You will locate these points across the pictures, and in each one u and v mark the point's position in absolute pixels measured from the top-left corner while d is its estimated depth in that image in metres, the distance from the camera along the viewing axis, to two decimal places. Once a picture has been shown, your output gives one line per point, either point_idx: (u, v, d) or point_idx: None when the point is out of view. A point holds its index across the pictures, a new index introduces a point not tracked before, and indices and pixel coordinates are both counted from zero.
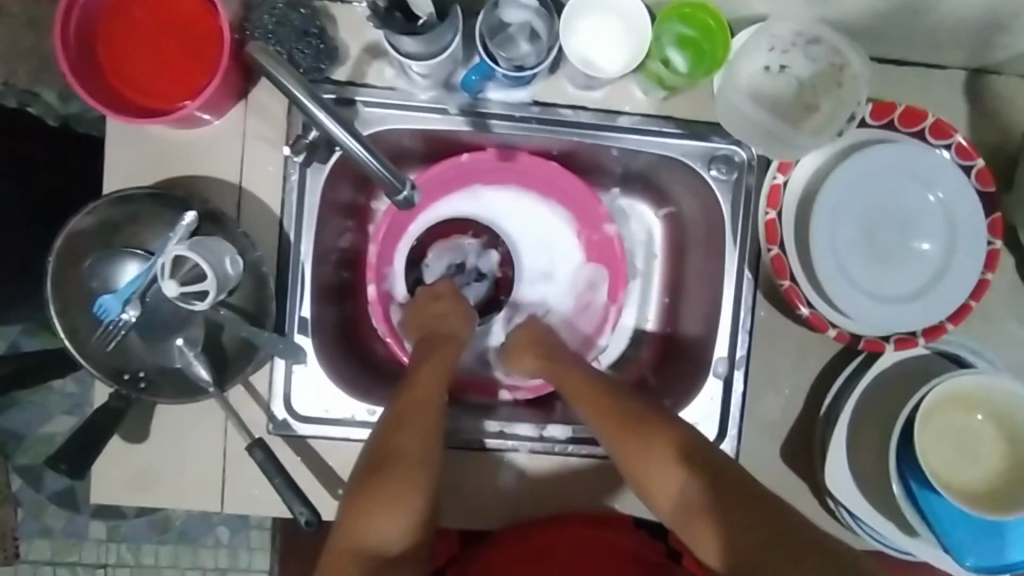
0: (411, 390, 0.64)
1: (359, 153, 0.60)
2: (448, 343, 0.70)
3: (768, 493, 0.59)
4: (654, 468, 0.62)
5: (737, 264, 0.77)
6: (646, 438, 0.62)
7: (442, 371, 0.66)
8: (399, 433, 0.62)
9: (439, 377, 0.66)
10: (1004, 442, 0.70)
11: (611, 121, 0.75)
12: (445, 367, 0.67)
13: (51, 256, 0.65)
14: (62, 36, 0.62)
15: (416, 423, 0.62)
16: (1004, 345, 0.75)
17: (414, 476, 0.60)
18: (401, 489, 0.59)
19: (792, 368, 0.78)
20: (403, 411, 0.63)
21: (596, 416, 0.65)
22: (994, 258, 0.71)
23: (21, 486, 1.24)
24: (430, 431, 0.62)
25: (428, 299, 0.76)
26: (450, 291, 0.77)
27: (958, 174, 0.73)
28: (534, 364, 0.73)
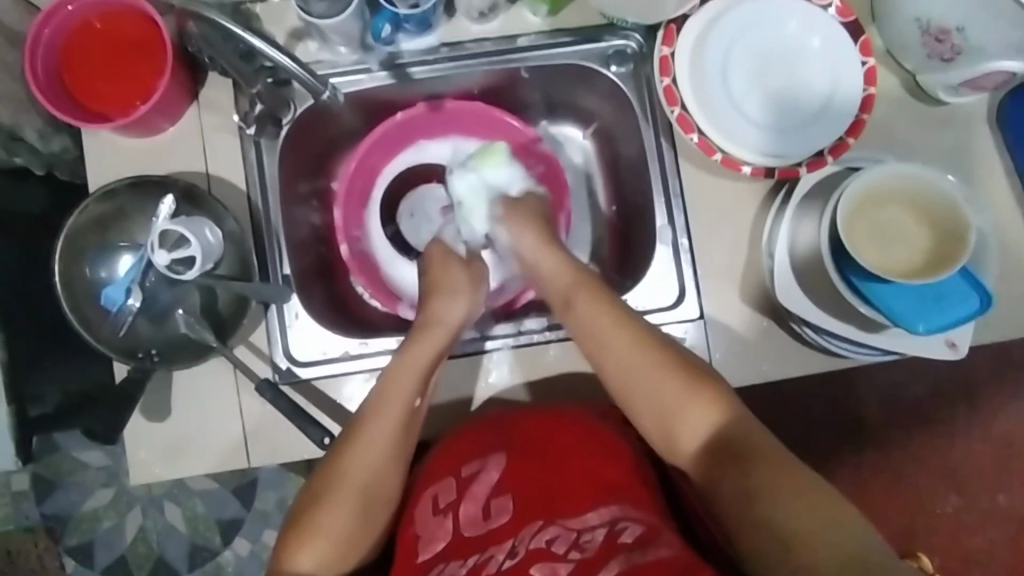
0: (392, 379, 0.72)
1: (291, 66, 0.73)
2: (438, 322, 0.76)
3: (724, 388, 0.68)
4: (629, 353, 0.71)
5: (655, 138, 0.86)
6: (625, 327, 0.72)
7: (430, 356, 0.74)
8: (381, 421, 0.70)
9: (420, 371, 0.73)
10: (924, 221, 0.76)
11: (512, 44, 0.86)
12: (432, 355, 0.74)
13: (56, 258, 0.75)
14: (31, 70, 0.74)
15: (394, 415, 0.70)
16: (904, 149, 0.84)
17: (384, 461, 0.70)
18: (363, 472, 0.69)
19: (730, 223, 0.85)
20: (385, 400, 0.71)
21: (630, 350, 0.71)
22: (871, 73, 0.81)
23: (76, 565, 1.31)
24: (388, 447, 0.70)
25: (432, 265, 0.82)
26: (443, 258, 0.83)
27: (820, 13, 0.82)
28: (530, 234, 0.80)
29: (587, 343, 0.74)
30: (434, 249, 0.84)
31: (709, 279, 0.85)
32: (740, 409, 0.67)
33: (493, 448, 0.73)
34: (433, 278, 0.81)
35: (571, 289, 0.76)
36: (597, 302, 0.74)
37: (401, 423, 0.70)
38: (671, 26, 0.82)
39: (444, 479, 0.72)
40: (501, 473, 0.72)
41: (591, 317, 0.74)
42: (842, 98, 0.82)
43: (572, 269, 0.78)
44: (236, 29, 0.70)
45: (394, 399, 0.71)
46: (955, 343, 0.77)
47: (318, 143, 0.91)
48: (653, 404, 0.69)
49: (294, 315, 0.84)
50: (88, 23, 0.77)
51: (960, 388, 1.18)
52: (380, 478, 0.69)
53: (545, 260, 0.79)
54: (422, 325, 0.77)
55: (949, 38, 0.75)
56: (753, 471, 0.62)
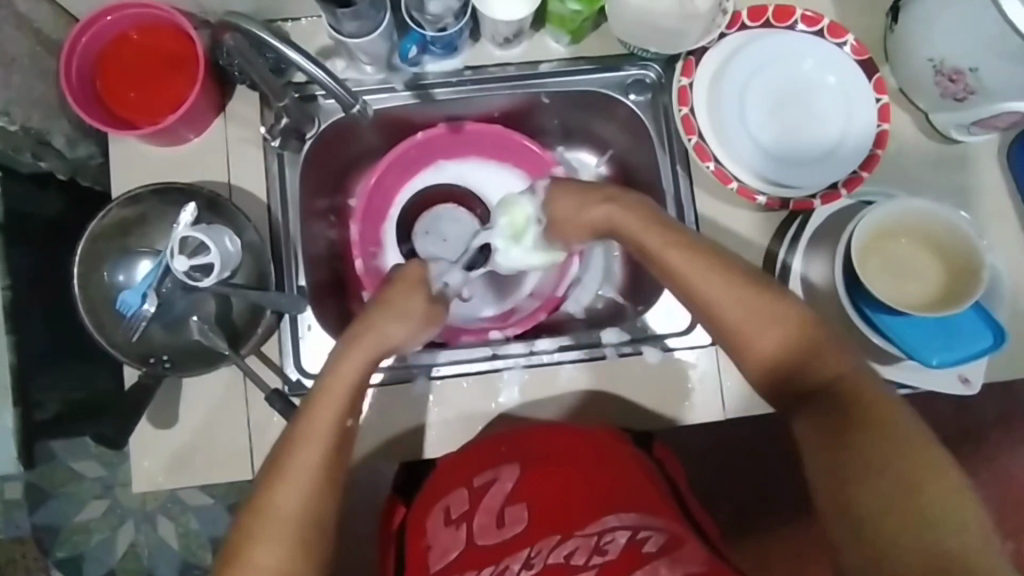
0: (324, 394, 0.67)
1: (325, 79, 0.75)
2: (372, 331, 0.71)
3: (817, 330, 0.65)
4: (721, 302, 0.67)
5: (671, 165, 0.87)
6: (718, 278, 0.67)
7: (358, 373, 0.69)
8: (311, 431, 0.66)
9: (343, 396, 0.68)
10: (936, 256, 0.77)
11: (534, 70, 0.88)
12: (364, 365, 0.69)
13: (75, 261, 0.76)
14: (66, 76, 0.75)
15: (317, 436, 0.65)
16: (915, 185, 0.85)
17: (306, 484, 0.64)
18: (291, 500, 0.64)
19: (744, 253, 0.86)
20: (310, 423, 0.66)
21: (723, 305, 0.67)
22: (886, 110, 0.83)
23: None
24: (322, 463, 0.65)
25: (401, 279, 0.75)
26: (416, 278, 0.76)
27: (836, 52, 0.84)
28: (568, 198, 0.76)
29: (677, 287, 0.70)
30: (411, 266, 0.77)
31: None
32: (824, 332, 0.65)
33: (506, 459, 0.73)
34: (383, 295, 0.74)
35: (649, 242, 0.70)
36: (673, 239, 0.69)
37: (328, 443, 0.66)
38: (689, 58, 0.84)
39: (456, 489, 0.72)
40: (515, 481, 0.72)
41: (681, 262, 0.68)
42: (857, 133, 0.83)
43: (653, 218, 0.71)
44: (270, 39, 0.72)
45: (321, 418, 0.66)
46: (967, 379, 0.77)
47: (338, 159, 0.92)
48: (742, 346, 0.66)
49: (307, 327, 0.84)
50: (125, 33, 0.79)
51: (971, 431, 1.16)
52: (312, 494, 0.64)
53: (612, 216, 0.72)
54: (354, 335, 0.71)
55: (963, 79, 0.77)
56: (858, 428, 0.60)
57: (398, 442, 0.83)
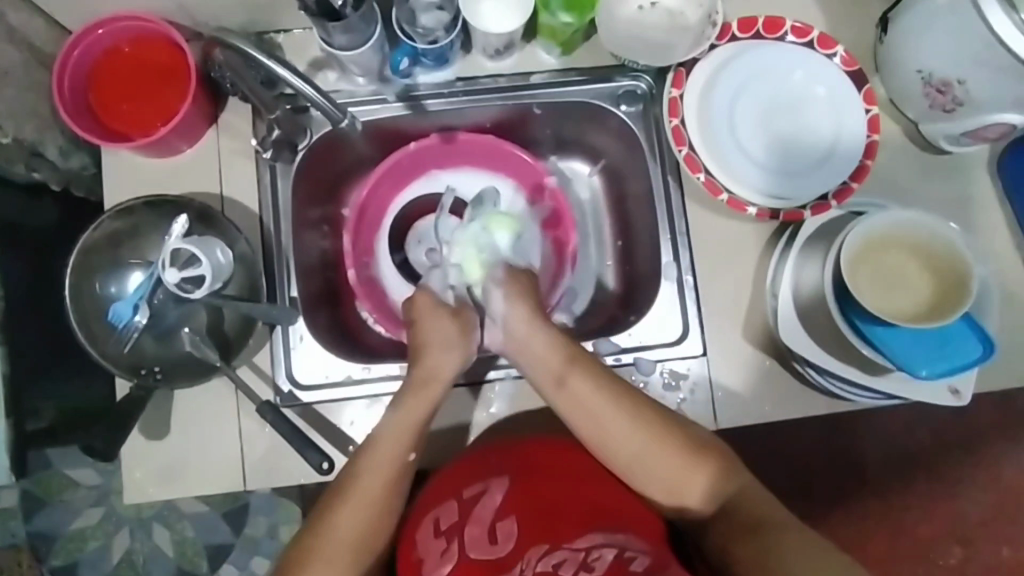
0: (386, 435, 0.69)
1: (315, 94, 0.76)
2: (432, 373, 0.72)
3: (715, 449, 0.69)
4: (621, 435, 0.68)
5: (662, 176, 0.88)
6: (620, 410, 0.69)
7: (425, 413, 0.71)
8: (371, 470, 0.68)
9: (407, 434, 0.70)
10: (929, 267, 0.77)
11: (526, 81, 0.88)
12: (429, 411, 0.71)
13: (67, 272, 0.76)
14: (58, 89, 0.76)
15: (382, 471, 0.68)
16: (906, 195, 0.86)
17: (373, 516, 0.68)
18: (352, 531, 0.67)
19: (734, 264, 0.86)
20: (375, 458, 0.69)
21: (625, 437, 0.68)
22: (875, 121, 0.83)
23: None
24: (381, 501, 0.68)
25: (420, 314, 0.75)
26: (431, 307, 0.75)
27: (826, 63, 0.85)
28: (523, 307, 0.73)
29: (585, 425, 0.69)
30: (423, 295, 0.77)
31: (713, 317, 0.85)
32: (727, 455, 0.69)
33: (496, 471, 0.73)
34: (423, 330, 0.74)
35: (562, 371, 0.70)
36: (589, 382, 0.69)
37: (390, 477, 0.69)
38: (680, 68, 0.84)
39: (446, 501, 0.72)
40: (504, 494, 0.72)
41: (588, 399, 0.69)
42: (847, 144, 0.84)
43: (561, 345, 0.71)
44: (262, 58, 0.73)
45: (384, 457, 0.69)
46: (958, 391, 0.77)
47: (331, 170, 0.92)
48: (647, 473, 0.68)
49: (299, 337, 0.84)
50: (117, 46, 0.79)
51: (964, 439, 1.16)
52: (368, 531, 0.68)
53: (533, 342, 0.71)
54: (418, 377, 0.72)
55: (951, 90, 0.77)
56: (767, 534, 0.63)
57: None
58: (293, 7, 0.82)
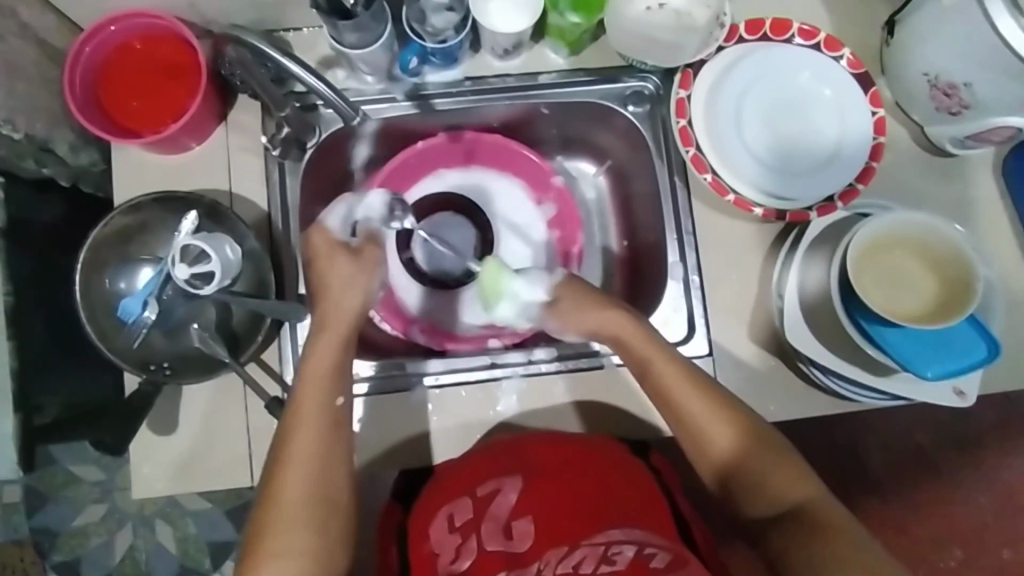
0: (305, 387, 0.69)
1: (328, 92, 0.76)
2: (334, 318, 0.72)
3: (784, 447, 0.70)
4: (697, 410, 0.70)
5: (669, 176, 0.88)
6: (697, 389, 0.71)
7: (334, 355, 0.71)
8: (301, 428, 0.67)
9: (320, 382, 0.69)
10: (933, 268, 0.77)
11: (534, 81, 0.89)
12: (340, 348, 0.71)
13: (77, 268, 0.76)
14: (70, 86, 0.76)
15: (307, 416, 0.68)
16: (911, 197, 0.86)
17: (303, 465, 0.66)
18: (296, 485, 0.66)
19: (740, 264, 0.86)
20: (299, 406, 0.68)
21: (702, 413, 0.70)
22: (881, 122, 0.84)
23: None
24: (321, 459, 0.67)
25: (318, 253, 0.75)
26: (329, 246, 0.75)
27: (832, 65, 0.85)
28: (589, 314, 0.74)
29: (658, 396, 0.72)
30: (319, 233, 0.76)
31: (718, 316, 0.86)
32: (774, 442, 0.70)
33: (510, 471, 0.74)
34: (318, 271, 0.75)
35: (631, 346, 0.73)
36: (652, 348, 0.72)
37: (318, 420, 0.68)
38: (687, 70, 0.85)
39: (460, 497, 0.73)
40: (518, 494, 0.72)
41: (649, 365, 0.72)
42: (853, 145, 0.84)
43: (630, 323, 0.73)
44: (277, 56, 0.74)
45: (308, 401, 0.68)
46: (963, 392, 0.77)
47: (338, 168, 0.93)
48: (716, 455, 0.70)
49: (306, 334, 0.85)
50: (127, 42, 0.79)
51: (966, 441, 1.16)
52: (312, 493, 0.66)
53: (602, 322, 0.74)
54: (321, 317, 0.73)
55: (957, 93, 0.77)
56: (839, 542, 0.64)
57: (396, 449, 0.83)
58: (302, 6, 0.82)
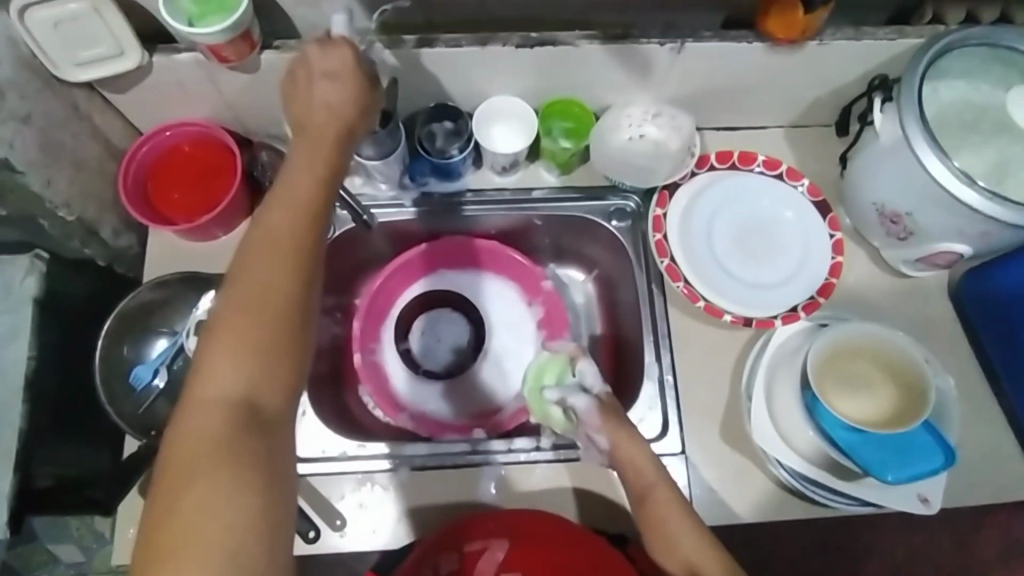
0: (282, 191, 0.65)
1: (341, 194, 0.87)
2: (321, 115, 0.70)
3: None
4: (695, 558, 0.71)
5: (647, 284, 0.96)
6: (699, 538, 0.71)
7: (316, 167, 0.67)
8: (272, 223, 0.63)
9: (312, 151, 0.68)
10: (890, 377, 0.81)
11: (527, 195, 1.00)
12: (329, 155, 0.69)
13: (100, 336, 0.84)
14: (123, 180, 0.89)
15: (291, 194, 0.65)
16: (872, 312, 0.93)
17: (274, 323, 0.60)
18: (258, 265, 0.61)
19: (714, 366, 0.92)
20: (281, 190, 0.65)
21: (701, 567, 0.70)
22: (839, 244, 0.93)
23: None
24: (290, 263, 0.62)
25: (296, 76, 0.72)
26: (348, 60, 0.71)
27: (793, 194, 0.96)
28: (620, 430, 0.78)
29: (656, 542, 0.73)
30: (311, 54, 0.72)
31: (692, 414, 0.90)
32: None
33: (495, 534, 0.80)
34: (302, 88, 0.71)
35: (647, 488, 0.75)
36: (670, 505, 0.73)
37: (296, 215, 0.64)
38: (663, 191, 0.96)
39: (448, 553, 0.79)
40: (504, 553, 0.81)
41: (664, 523, 0.73)
42: (814, 263, 0.93)
43: (653, 469, 0.75)
44: None
45: (281, 220, 0.63)
46: (927, 499, 0.79)
47: (348, 261, 1.02)
48: None
49: (301, 412, 0.90)
50: (179, 146, 0.93)
51: None
52: (276, 282, 0.61)
53: (628, 457, 0.77)
54: (303, 126, 0.70)
55: (902, 221, 0.86)
56: None
57: (374, 529, 0.85)
58: None
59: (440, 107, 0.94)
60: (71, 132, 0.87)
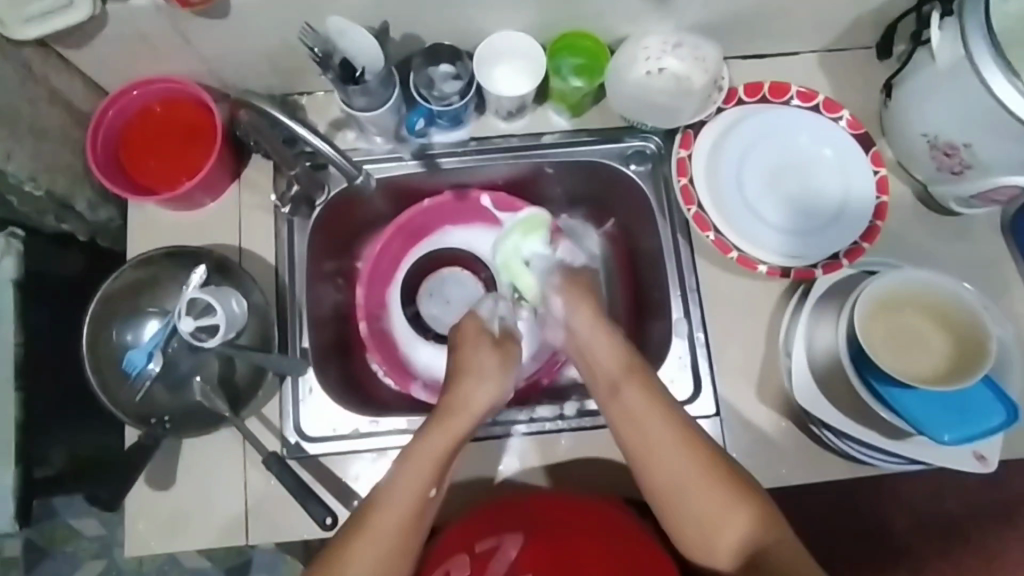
0: (422, 450, 0.69)
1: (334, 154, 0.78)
2: (464, 402, 0.71)
3: (754, 486, 0.67)
4: (674, 457, 0.67)
5: (672, 234, 0.89)
6: (681, 436, 0.68)
7: (448, 446, 0.69)
8: (409, 478, 0.68)
9: (445, 449, 0.69)
10: (946, 330, 0.75)
11: (537, 141, 0.91)
12: (467, 429, 0.71)
13: (85, 321, 0.77)
14: (92, 148, 0.80)
15: (430, 459, 0.69)
16: (916, 255, 0.85)
17: (390, 565, 0.67)
18: (395, 515, 0.67)
19: (746, 322, 0.85)
20: (420, 454, 0.69)
21: (682, 461, 0.67)
22: (883, 181, 0.84)
23: None
24: (416, 515, 0.68)
25: (464, 341, 0.77)
26: (476, 335, 0.77)
27: (831, 127, 0.86)
28: (585, 309, 0.78)
29: (633, 445, 0.69)
30: (468, 324, 0.79)
31: (725, 374, 0.84)
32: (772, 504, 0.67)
33: (510, 527, 0.71)
34: (460, 360, 0.75)
35: (619, 381, 0.71)
36: (644, 398, 0.70)
37: (434, 476, 0.69)
38: (687, 131, 0.87)
39: (458, 555, 0.70)
40: (517, 551, 0.69)
41: (639, 415, 0.69)
42: (856, 203, 0.84)
43: (624, 355, 0.73)
44: (285, 120, 0.76)
45: (418, 479, 0.68)
46: (984, 457, 0.75)
47: (345, 225, 0.94)
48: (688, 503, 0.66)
49: (308, 390, 0.84)
50: (149, 106, 0.83)
51: (1002, 509, 1.08)
52: (401, 535, 0.67)
53: (594, 339, 0.75)
54: (445, 407, 0.71)
55: (958, 153, 0.78)
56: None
57: None
58: (317, 71, 0.86)
59: (437, 48, 0.84)
60: (26, 97, 0.78)
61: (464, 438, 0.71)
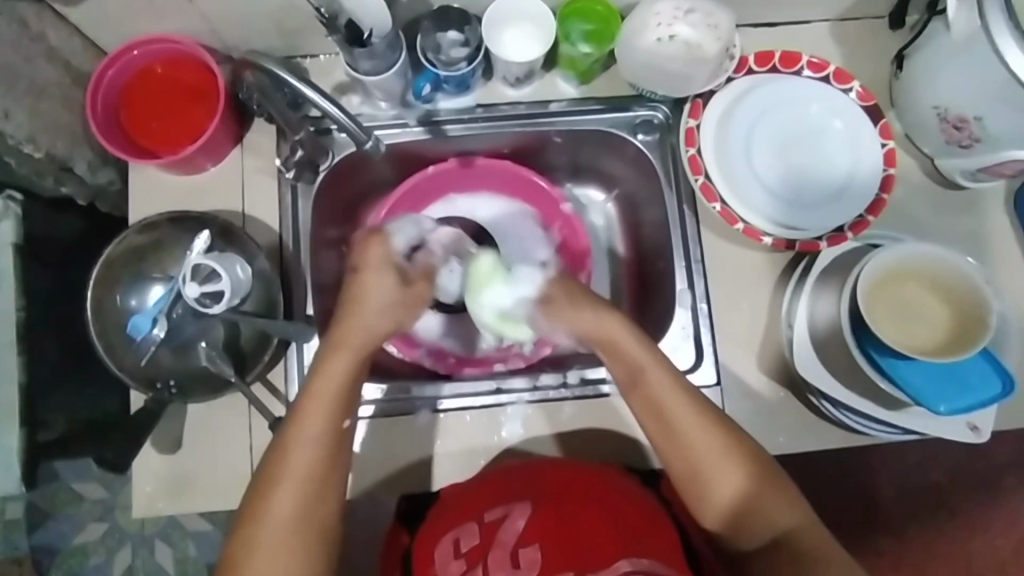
0: (317, 383, 0.66)
1: (342, 117, 0.76)
2: (353, 334, 0.68)
3: (764, 460, 0.68)
4: (688, 429, 0.67)
5: (678, 205, 0.88)
6: (692, 409, 0.67)
7: (347, 375, 0.67)
8: (309, 416, 0.65)
9: (338, 381, 0.67)
10: (947, 301, 0.76)
11: (544, 108, 0.90)
12: (353, 371, 0.68)
13: (89, 284, 0.77)
14: (92, 108, 0.78)
15: (327, 395, 0.66)
16: (919, 229, 0.86)
17: (295, 506, 0.63)
18: (305, 456, 0.64)
19: (749, 292, 0.86)
20: (316, 392, 0.66)
21: (692, 432, 0.67)
22: (891, 155, 0.84)
23: None
24: (323, 455, 0.65)
25: (366, 263, 0.71)
26: (381, 260, 0.72)
27: (842, 98, 0.86)
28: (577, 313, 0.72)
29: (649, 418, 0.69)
30: (376, 242, 0.72)
31: (727, 345, 0.85)
32: (787, 481, 0.68)
33: (519, 497, 0.72)
34: (356, 289, 0.70)
35: (636, 365, 0.69)
36: (662, 387, 0.68)
37: (337, 409, 0.66)
38: (697, 99, 0.86)
39: (467, 522, 0.71)
40: (526, 519, 0.69)
41: (659, 403, 0.68)
42: (864, 176, 0.84)
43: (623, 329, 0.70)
44: (291, 81, 0.73)
45: (318, 409, 0.65)
46: (977, 428, 0.76)
47: (348, 192, 0.93)
48: (699, 474, 0.67)
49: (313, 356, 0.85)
50: (150, 66, 0.81)
51: (987, 480, 1.11)
52: (316, 469, 0.64)
53: (581, 322, 0.71)
54: (334, 338, 0.69)
55: (968, 126, 0.77)
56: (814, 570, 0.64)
57: (400, 474, 0.83)
58: (320, 32, 0.84)
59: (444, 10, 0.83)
60: (24, 55, 0.77)
61: (350, 395, 0.68)
